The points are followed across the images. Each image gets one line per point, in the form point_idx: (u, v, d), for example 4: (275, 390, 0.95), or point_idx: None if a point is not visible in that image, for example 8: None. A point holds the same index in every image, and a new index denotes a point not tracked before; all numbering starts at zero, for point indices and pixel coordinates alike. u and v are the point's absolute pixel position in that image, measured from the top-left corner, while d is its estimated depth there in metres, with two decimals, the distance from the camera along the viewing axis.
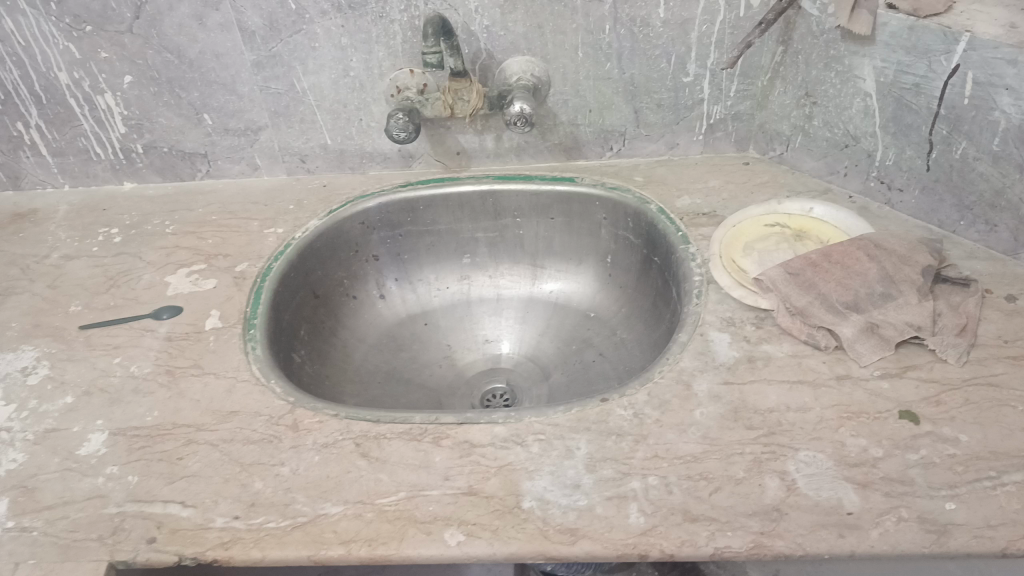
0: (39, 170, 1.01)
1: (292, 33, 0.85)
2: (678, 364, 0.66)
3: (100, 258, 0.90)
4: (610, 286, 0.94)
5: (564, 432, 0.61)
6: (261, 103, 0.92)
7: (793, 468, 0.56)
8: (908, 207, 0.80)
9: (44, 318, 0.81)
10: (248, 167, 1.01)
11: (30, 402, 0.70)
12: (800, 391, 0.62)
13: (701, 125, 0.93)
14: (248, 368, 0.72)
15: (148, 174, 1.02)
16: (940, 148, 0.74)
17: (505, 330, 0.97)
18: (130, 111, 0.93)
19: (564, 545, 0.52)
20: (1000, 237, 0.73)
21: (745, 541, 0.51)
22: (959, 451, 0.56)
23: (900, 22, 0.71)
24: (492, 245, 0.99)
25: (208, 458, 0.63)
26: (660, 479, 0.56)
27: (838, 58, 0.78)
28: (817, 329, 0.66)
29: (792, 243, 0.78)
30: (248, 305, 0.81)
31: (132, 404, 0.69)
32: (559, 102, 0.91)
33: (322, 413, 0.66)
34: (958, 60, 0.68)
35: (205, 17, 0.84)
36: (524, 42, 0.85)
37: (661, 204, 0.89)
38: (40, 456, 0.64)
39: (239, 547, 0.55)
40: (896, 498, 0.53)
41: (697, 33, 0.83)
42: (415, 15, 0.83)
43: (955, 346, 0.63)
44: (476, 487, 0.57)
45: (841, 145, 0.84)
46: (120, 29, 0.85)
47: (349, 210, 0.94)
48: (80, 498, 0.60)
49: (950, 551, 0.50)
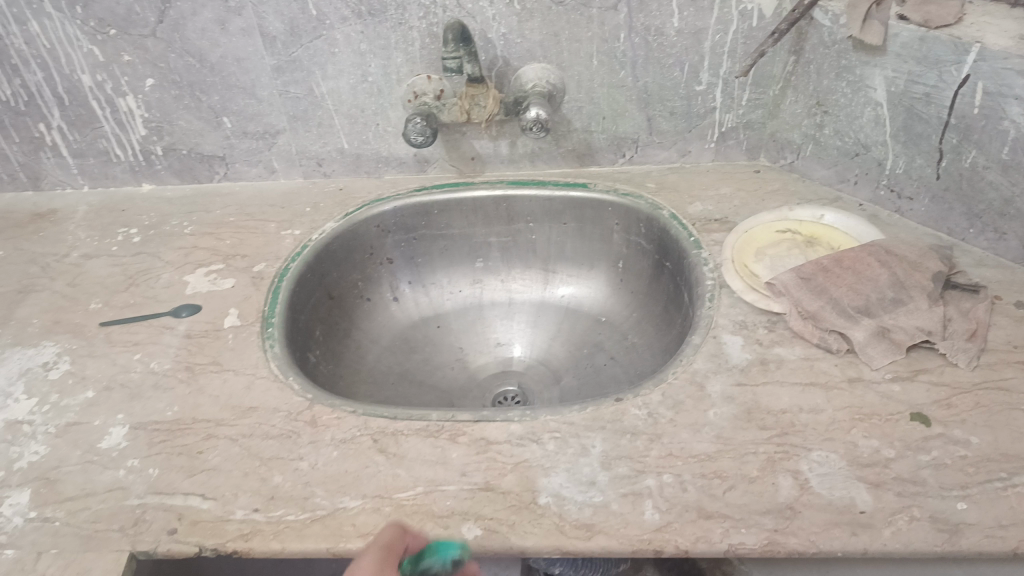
0: (58, 171, 1.03)
1: (312, 38, 0.87)
2: (691, 365, 0.67)
3: (120, 258, 0.92)
4: (621, 290, 0.96)
5: (580, 430, 0.62)
6: (279, 107, 0.94)
7: (806, 468, 0.57)
8: (917, 215, 0.81)
9: (64, 315, 0.82)
10: (265, 171, 1.03)
11: (51, 397, 0.71)
12: (812, 393, 0.63)
13: (713, 133, 0.95)
14: (266, 365, 0.73)
15: (166, 176, 1.04)
16: (950, 157, 0.75)
17: (516, 333, 0.98)
18: (150, 113, 0.95)
19: (580, 540, 0.53)
20: (1009, 245, 0.74)
21: (759, 539, 0.52)
22: (970, 453, 0.57)
23: (911, 33, 0.72)
24: (504, 250, 1.00)
25: (227, 452, 0.64)
26: (675, 477, 0.57)
27: (850, 69, 0.80)
28: (828, 333, 0.67)
29: (803, 249, 0.79)
30: (266, 304, 0.82)
31: (152, 399, 0.70)
32: (573, 109, 0.93)
33: (340, 410, 0.67)
34: (968, 70, 0.69)
35: (228, 22, 0.86)
36: (540, 50, 0.87)
37: (673, 210, 0.90)
38: (62, 449, 0.65)
39: (259, 538, 0.56)
40: (908, 498, 0.54)
41: (710, 43, 0.85)
42: (434, 22, 0.85)
43: (965, 350, 0.64)
44: (492, 483, 0.58)
45: (852, 154, 0.85)
46: (144, 33, 0.87)
47: (365, 213, 0.95)
48: (101, 489, 0.61)
49: (962, 550, 0.51)
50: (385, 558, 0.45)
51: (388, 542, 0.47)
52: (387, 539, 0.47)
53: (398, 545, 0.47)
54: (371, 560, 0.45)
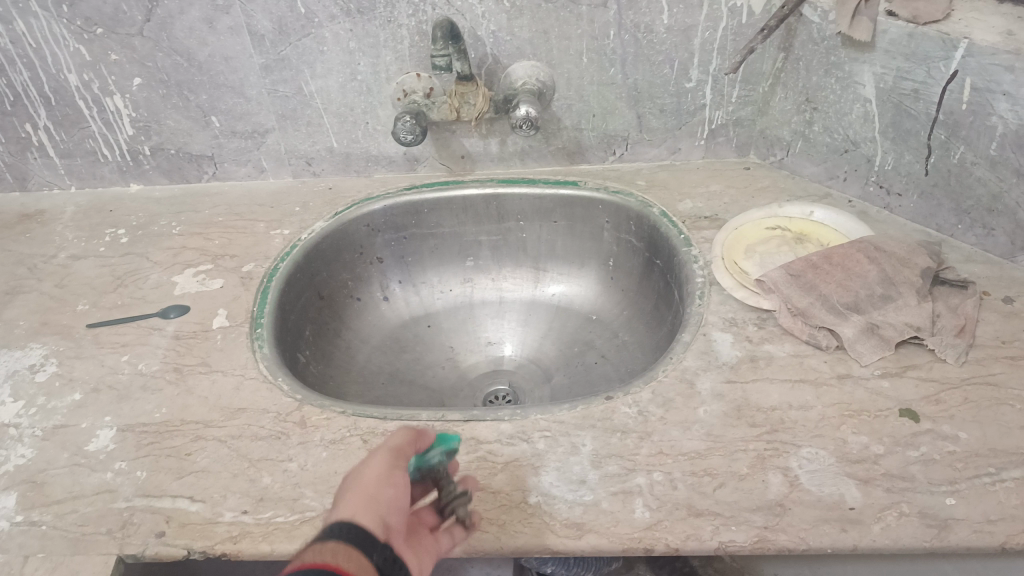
0: (46, 172, 1.02)
1: (301, 37, 0.86)
2: (681, 363, 0.67)
3: (108, 258, 0.91)
4: (612, 288, 0.95)
5: (570, 429, 0.62)
6: (268, 106, 0.94)
7: (796, 465, 0.57)
8: (906, 212, 0.82)
9: (51, 316, 0.82)
10: (254, 170, 1.02)
11: (38, 399, 0.70)
12: (802, 390, 0.63)
13: (703, 130, 0.95)
14: (255, 366, 0.73)
15: (154, 176, 1.03)
16: (939, 153, 0.75)
17: (507, 332, 0.97)
18: (138, 113, 0.95)
19: (570, 539, 0.53)
20: (997, 241, 0.74)
21: (749, 536, 0.52)
22: (959, 448, 0.57)
23: (899, 29, 0.72)
24: (495, 248, 1.00)
25: (216, 453, 0.63)
26: (665, 475, 0.57)
27: (839, 65, 0.80)
28: (818, 329, 0.67)
29: (793, 246, 0.79)
30: (255, 304, 0.81)
31: (140, 401, 0.69)
32: (563, 107, 0.93)
33: (329, 410, 0.66)
34: (956, 66, 0.69)
35: (216, 21, 0.85)
36: (529, 48, 0.86)
37: (663, 208, 0.90)
38: (49, 452, 0.65)
39: (247, 540, 0.56)
40: (898, 494, 0.54)
41: (699, 40, 0.85)
42: (423, 20, 0.84)
43: (954, 346, 0.64)
44: (482, 482, 0.58)
45: (841, 151, 0.86)
46: (131, 32, 0.86)
47: (354, 213, 0.95)
48: (89, 492, 0.61)
49: (951, 545, 0.51)
50: (394, 461, 0.48)
51: (399, 447, 0.49)
52: (399, 443, 0.49)
53: (408, 449, 0.50)
54: (380, 462, 0.48)
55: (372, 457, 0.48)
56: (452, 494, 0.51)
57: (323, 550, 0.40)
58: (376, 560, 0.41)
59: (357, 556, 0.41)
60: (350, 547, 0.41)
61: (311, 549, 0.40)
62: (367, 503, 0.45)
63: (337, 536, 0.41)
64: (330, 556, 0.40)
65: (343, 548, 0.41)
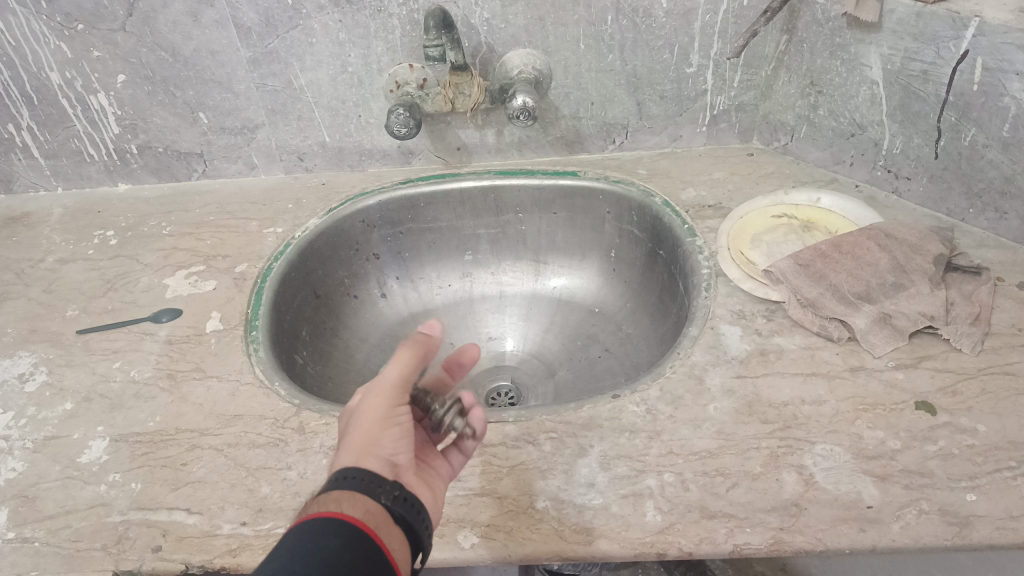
0: (31, 173, 0.99)
1: (289, 29, 0.83)
2: (689, 358, 0.65)
3: (97, 262, 0.89)
4: (614, 280, 0.94)
5: (577, 430, 0.60)
6: (257, 101, 0.91)
7: (810, 462, 0.55)
8: (915, 196, 0.80)
9: (40, 323, 0.79)
10: (245, 167, 1.00)
11: (28, 410, 0.68)
12: (814, 383, 0.61)
13: (704, 116, 0.92)
14: (251, 370, 0.71)
15: (143, 175, 1.01)
16: (949, 136, 0.73)
17: (508, 327, 0.95)
18: (124, 111, 0.92)
19: (580, 545, 0.51)
20: (1010, 224, 0.72)
21: (764, 538, 0.50)
22: (978, 441, 0.55)
23: (907, 9, 0.70)
24: (494, 241, 0.98)
25: (213, 463, 0.61)
26: (676, 476, 0.55)
27: (844, 47, 0.78)
28: (829, 321, 0.66)
29: (800, 235, 0.77)
30: (249, 306, 0.79)
31: (133, 410, 0.67)
32: (560, 95, 0.90)
33: (328, 415, 0.64)
34: (966, 46, 0.67)
35: (200, 14, 0.82)
36: (525, 35, 0.83)
37: (665, 197, 0.88)
38: (40, 465, 0.63)
39: (247, 553, 0.54)
40: (916, 490, 0.52)
41: (700, 23, 0.82)
42: (414, 8, 0.81)
43: (969, 335, 0.62)
44: (488, 487, 0.56)
45: (847, 135, 0.83)
46: (112, 27, 0.83)
47: (349, 208, 0.93)
48: (82, 506, 0.59)
49: (973, 543, 0.49)
50: (393, 399, 0.47)
51: (396, 382, 0.47)
52: (396, 377, 0.47)
53: (408, 381, 0.48)
54: (377, 404, 0.46)
55: (369, 398, 0.47)
56: (438, 411, 0.50)
57: (327, 500, 0.42)
58: (383, 503, 0.42)
59: (362, 502, 0.42)
60: (354, 493, 0.42)
61: (318, 498, 0.42)
62: (369, 449, 0.45)
63: (340, 485, 0.42)
64: (335, 504, 0.41)
65: (347, 496, 0.42)
